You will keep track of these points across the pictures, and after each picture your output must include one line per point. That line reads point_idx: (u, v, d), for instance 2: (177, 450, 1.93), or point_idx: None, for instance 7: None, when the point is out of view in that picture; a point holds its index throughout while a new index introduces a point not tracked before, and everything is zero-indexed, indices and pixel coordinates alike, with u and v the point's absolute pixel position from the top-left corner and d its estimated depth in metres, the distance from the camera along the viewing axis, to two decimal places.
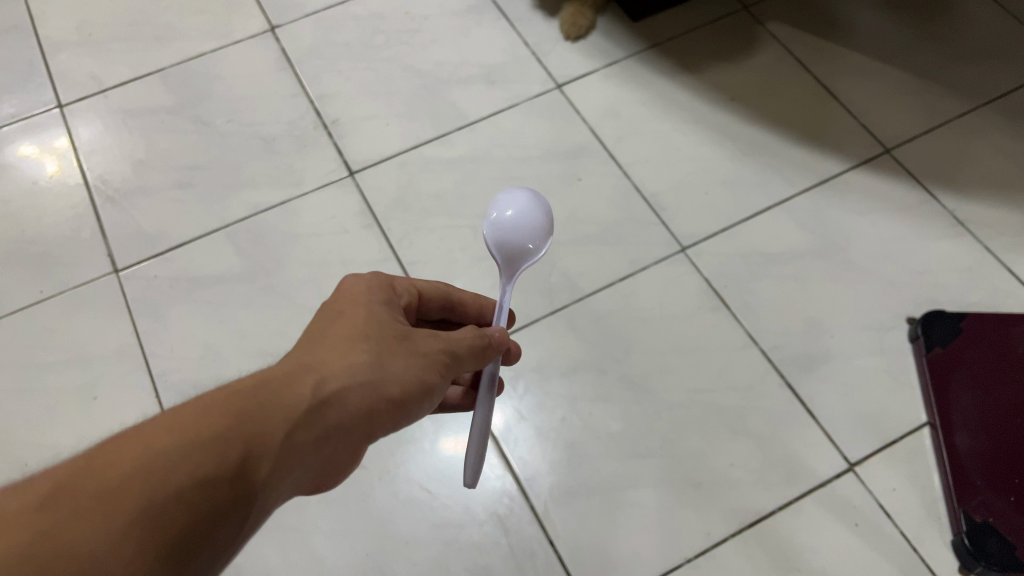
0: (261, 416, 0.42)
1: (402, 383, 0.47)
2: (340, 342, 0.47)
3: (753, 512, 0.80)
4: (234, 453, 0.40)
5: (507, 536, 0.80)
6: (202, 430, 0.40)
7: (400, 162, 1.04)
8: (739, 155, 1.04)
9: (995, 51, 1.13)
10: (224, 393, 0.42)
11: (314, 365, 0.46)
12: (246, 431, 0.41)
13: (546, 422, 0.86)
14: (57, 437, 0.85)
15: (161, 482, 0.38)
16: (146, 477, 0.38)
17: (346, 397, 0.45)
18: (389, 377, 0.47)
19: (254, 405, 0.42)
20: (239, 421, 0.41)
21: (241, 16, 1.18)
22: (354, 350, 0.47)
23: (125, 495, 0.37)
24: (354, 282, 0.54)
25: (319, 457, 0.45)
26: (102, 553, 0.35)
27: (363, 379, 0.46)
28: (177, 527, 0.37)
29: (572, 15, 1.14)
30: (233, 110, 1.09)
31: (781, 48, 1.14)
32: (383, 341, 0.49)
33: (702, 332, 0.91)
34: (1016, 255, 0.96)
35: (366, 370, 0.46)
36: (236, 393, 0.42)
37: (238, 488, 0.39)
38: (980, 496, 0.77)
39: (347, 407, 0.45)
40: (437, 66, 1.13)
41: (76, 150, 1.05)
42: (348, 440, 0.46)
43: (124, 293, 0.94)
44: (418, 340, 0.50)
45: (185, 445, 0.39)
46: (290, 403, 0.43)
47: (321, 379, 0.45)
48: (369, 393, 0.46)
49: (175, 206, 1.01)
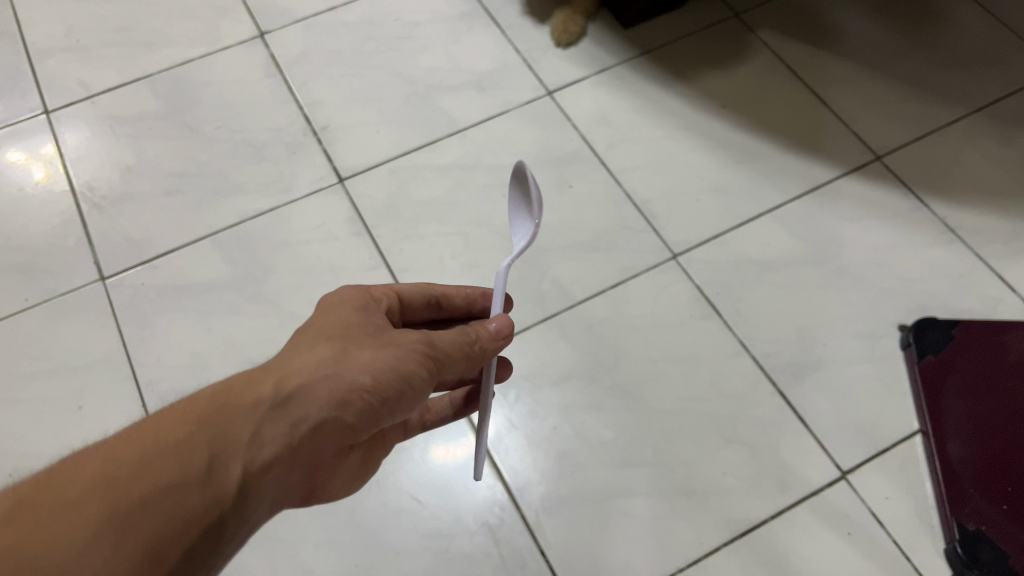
0: (225, 418, 0.47)
1: (369, 371, 0.50)
2: (307, 347, 0.51)
3: (746, 521, 0.80)
4: (199, 452, 0.45)
5: (497, 546, 0.79)
6: (171, 435, 0.46)
7: (391, 169, 1.03)
8: (730, 162, 1.04)
9: (984, 58, 1.13)
10: (195, 400, 0.48)
11: (281, 367, 0.50)
12: (212, 427, 0.46)
13: (537, 431, 0.85)
14: (43, 447, 0.84)
15: (130, 483, 0.43)
16: (117, 477, 0.44)
17: (310, 392, 0.48)
18: (352, 370, 0.50)
19: (219, 408, 0.47)
20: (204, 424, 0.46)
21: (230, 22, 1.18)
22: (319, 351, 0.51)
23: (97, 492, 0.43)
24: (331, 299, 0.59)
25: (298, 454, 0.49)
26: (73, 547, 0.41)
27: (328, 373, 0.49)
28: (145, 517, 0.43)
29: (563, 23, 1.14)
30: (222, 117, 1.08)
31: (772, 55, 1.14)
32: (351, 340, 0.52)
33: (694, 340, 0.90)
34: (1007, 263, 0.96)
35: (330, 364, 0.50)
36: (204, 400, 0.47)
37: (203, 481, 0.45)
38: (973, 504, 0.77)
39: (314, 397, 0.48)
40: (428, 73, 1.12)
41: (62, 156, 1.04)
42: (324, 434, 0.49)
43: (111, 301, 0.93)
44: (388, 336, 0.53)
45: (153, 449, 0.45)
46: (253, 398, 0.48)
47: (284, 378, 0.49)
48: (334, 387, 0.49)
49: (163, 213, 1.00)
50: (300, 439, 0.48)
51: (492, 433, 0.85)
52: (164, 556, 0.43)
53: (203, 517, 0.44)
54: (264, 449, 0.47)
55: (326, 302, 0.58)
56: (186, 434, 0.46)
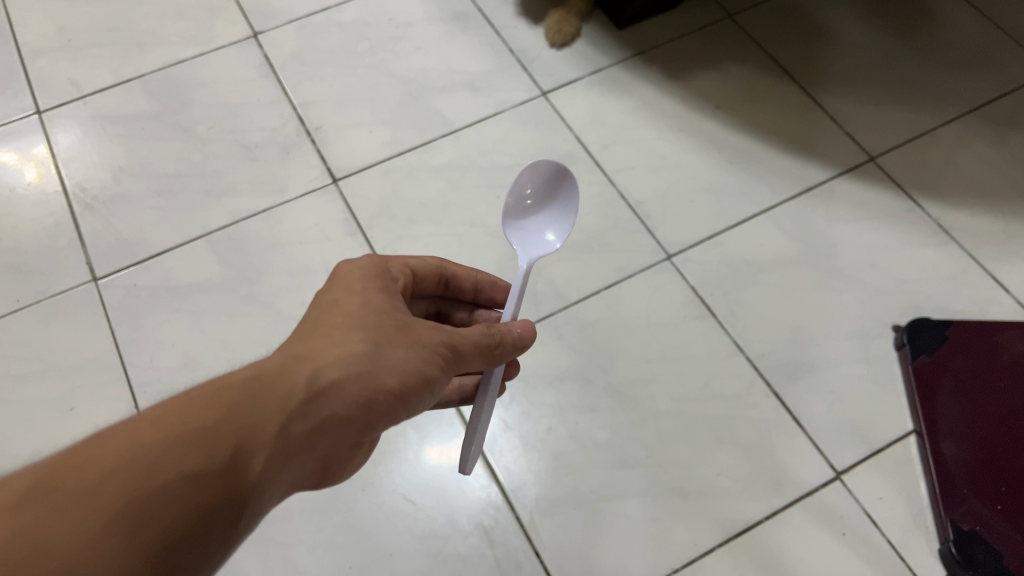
0: (253, 408, 0.42)
1: (400, 372, 0.48)
2: (337, 334, 0.48)
3: (741, 521, 0.80)
4: (226, 444, 0.41)
5: (492, 547, 0.79)
6: (196, 424, 0.41)
7: (384, 169, 1.03)
8: (724, 163, 1.04)
9: (978, 60, 1.14)
10: (216, 385, 0.43)
11: (311, 356, 0.46)
12: (239, 417, 0.42)
13: (532, 431, 0.85)
14: (34, 448, 0.84)
15: (149, 475, 0.38)
16: (138, 466, 0.38)
17: (342, 388, 0.46)
18: (386, 369, 0.47)
19: (247, 396, 0.43)
20: (231, 412, 0.42)
21: (223, 22, 1.17)
22: (351, 341, 0.48)
23: (116, 480, 0.38)
24: (349, 268, 0.55)
25: (316, 450, 0.45)
26: (84, 548, 0.35)
27: (361, 370, 0.47)
28: (171, 520, 0.38)
29: (557, 23, 1.14)
30: (215, 118, 1.07)
31: (766, 56, 1.14)
32: (383, 330, 0.49)
33: (688, 340, 0.90)
34: (1000, 263, 0.96)
35: (363, 359, 0.47)
36: (228, 386, 0.43)
37: (229, 477, 0.40)
38: (967, 505, 0.77)
39: (345, 394, 0.46)
40: (421, 73, 1.12)
41: (54, 157, 1.04)
42: (345, 431, 0.47)
43: (103, 301, 0.93)
44: (419, 333, 0.50)
45: (174, 437, 0.40)
46: (287, 389, 0.44)
47: (317, 370, 0.45)
48: (365, 385, 0.47)
49: (156, 214, 1.00)
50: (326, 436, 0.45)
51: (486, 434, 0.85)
52: (178, 558, 0.38)
53: (227, 514, 0.40)
54: (291, 446, 0.44)
55: (341, 273, 0.54)
56: (214, 420, 0.41)
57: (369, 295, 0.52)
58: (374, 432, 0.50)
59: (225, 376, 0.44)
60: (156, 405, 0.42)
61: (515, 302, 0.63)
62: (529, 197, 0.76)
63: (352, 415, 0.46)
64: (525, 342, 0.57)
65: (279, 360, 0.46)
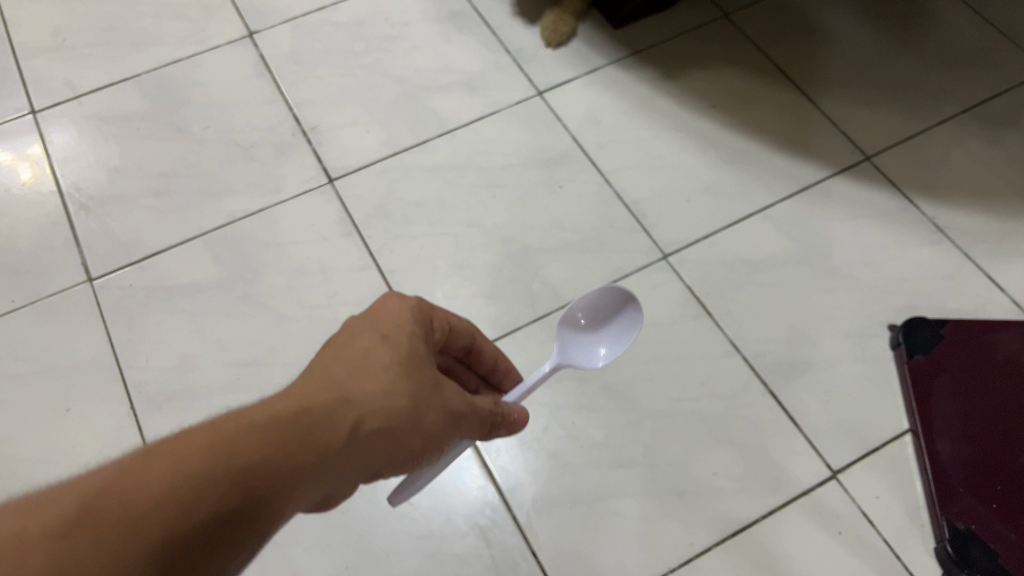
0: (303, 452, 0.41)
1: (421, 435, 0.48)
2: (385, 380, 0.46)
3: (737, 521, 0.80)
4: (270, 488, 0.40)
5: (489, 547, 0.79)
6: (248, 459, 0.39)
7: (380, 169, 1.03)
8: (720, 162, 1.04)
9: (973, 59, 1.14)
10: (269, 414, 0.41)
11: (358, 400, 0.45)
12: (290, 461, 0.40)
13: (528, 431, 0.85)
14: (29, 450, 0.83)
15: (191, 510, 0.37)
16: (184, 499, 0.37)
17: (374, 441, 0.45)
18: (413, 430, 0.47)
19: (298, 437, 0.41)
20: (282, 454, 0.40)
21: (219, 22, 1.17)
22: (396, 393, 0.46)
23: (162, 514, 0.36)
24: (404, 298, 0.52)
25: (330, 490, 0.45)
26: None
27: (393, 426, 0.46)
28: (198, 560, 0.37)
29: (553, 23, 1.14)
30: (211, 118, 1.07)
31: (762, 55, 1.14)
32: (423, 384, 0.48)
33: (685, 340, 0.90)
34: (995, 262, 0.96)
35: (400, 416, 0.46)
36: (281, 420, 0.41)
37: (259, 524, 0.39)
38: (963, 504, 0.77)
39: (374, 447, 0.45)
40: (417, 73, 1.12)
41: (49, 157, 1.04)
42: (358, 476, 0.46)
43: (99, 302, 0.93)
44: (447, 392, 0.50)
45: (225, 472, 0.38)
46: (332, 437, 0.43)
47: (361, 419, 0.44)
48: (391, 441, 0.46)
49: (151, 214, 0.99)
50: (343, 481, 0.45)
51: None
52: None
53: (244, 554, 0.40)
54: (316, 491, 0.43)
55: (393, 299, 0.51)
56: (264, 457, 0.40)
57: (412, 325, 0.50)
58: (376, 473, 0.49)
59: (277, 404, 0.42)
60: (209, 424, 0.40)
61: (522, 397, 0.64)
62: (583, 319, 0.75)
63: (367, 469, 0.46)
64: (514, 422, 0.60)
65: (323, 397, 0.44)
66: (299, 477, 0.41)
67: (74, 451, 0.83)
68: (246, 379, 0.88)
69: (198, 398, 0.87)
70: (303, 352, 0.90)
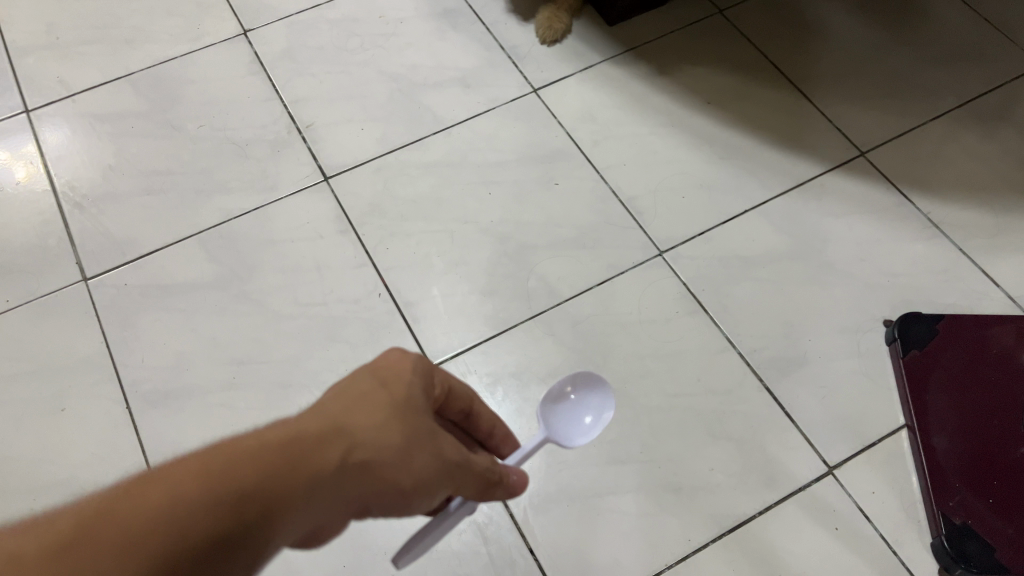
0: (286, 481, 0.40)
1: (415, 475, 0.45)
2: (375, 416, 0.45)
3: (734, 516, 0.80)
4: (251, 517, 0.38)
5: (486, 545, 0.79)
6: (229, 486, 0.38)
7: (375, 167, 1.03)
8: (715, 158, 1.04)
9: (967, 54, 1.14)
10: (254, 444, 0.40)
11: (346, 433, 0.43)
12: (271, 491, 0.39)
13: (525, 429, 0.85)
14: (24, 449, 0.83)
15: (167, 542, 0.36)
16: (163, 528, 0.36)
17: (364, 475, 0.43)
18: (405, 470, 0.45)
19: (281, 466, 0.40)
20: (264, 483, 0.39)
21: (213, 19, 1.17)
22: (386, 430, 0.45)
23: (142, 542, 0.36)
24: (402, 353, 0.50)
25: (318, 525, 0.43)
26: None
27: (384, 461, 0.44)
28: None
29: (548, 19, 1.13)
30: (205, 116, 1.07)
31: (757, 51, 1.14)
32: (416, 424, 0.46)
33: (681, 336, 0.90)
34: (990, 257, 0.96)
35: (389, 453, 0.44)
36: (266, 449, 0.40)
37: (240, 554, 0.38)
38: (959, 498, 0.78)
39: (362, 483, 0.43)
40: (412, 70, 1.12)
41: (43, 155, 1.03)
42: (347, 513, 0.44)
43: (94, 301, 0.92)
44: (444, 438, 0.48)
45: (205, 502, 0.37)
46: (318, 467, 0.41)
47: (349, 451, 0.43)
48: (383, 479, 0.44)
49: (146, 212, 0.99)
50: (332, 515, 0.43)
51: None
52: None
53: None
54: (302, 521, 0.41)
55: (391, 354, 0.50)
56: (246, 484, 0.39)
57: (410, 376, 0.49)
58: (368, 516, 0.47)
59: (262, 434, 0.41)
60: (192, 455, 0.39)
61: (521, 462, 0.62)
62: (571, 391, 0.79)
63: (356, 504, 0.44)
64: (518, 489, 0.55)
65: (312, 428, 0.43)
66: (272, 516, 0.39)
67: (69, 450, 0.83)
68: (242, 378, 0.88)
69: (194, 396, 0.87)
70: (299, 350, 0.89)
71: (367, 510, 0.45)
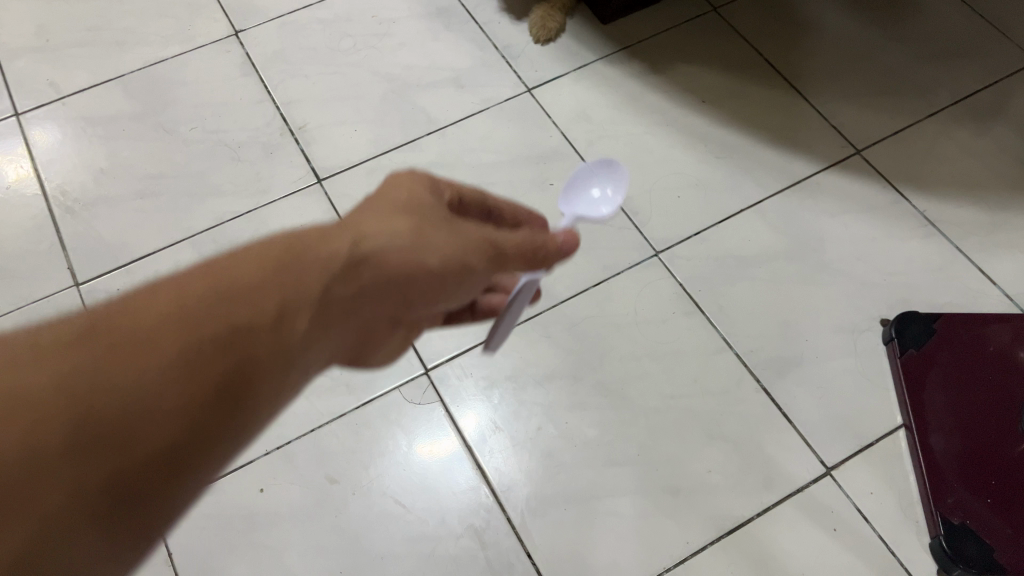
0: (289, 272, 0.44)
1: (440, 253, 0.47)
2: (380, 215, 0.48)
3: (732, 518, 0.80)
4: (266, 308, 0.42)
5: (484, 549, 0.78)
6: (240, 284, 0.43)
7: (370, 168, 1.02)
8: (710, 157, 1.03)
9: (962, 50, 1.14)
10: (255, 251, 0.45)
11: (353, 228, 0.47)
12: (280, 275, 0.43)
13: (522, 432, 0.84)
14: None
15: (191, 332, 0.40)
16: (187, 315, 0.41)
17: (382, 260, 0.46)
18: (427, 248, 0.47)
19: (280, 264, 0.44)
20: (271, 276, 0.43)
21: (204, 20, 1.16)
22: (394, 220, 0.48)
23: (166, 330, 0.40)
24: (403, 174, 0.54)
25: (351, 315, 0.47)
26: (143, 387, 0.39)
27: (403, 248, 0.47)
28: (213, 371, 0.40)
29: (541, 18, 1.13)
30: (197, 117, 1.06)
31: (752, 49, 1.14)
32: (427, 220, 0.49)
33: (678, 337, 0.90)
34: (986, 255, 0.96)
35: (405, 237, 0.47)
36: (264, 253, 0.45)
37: (268, 337, 0.42)
38: (957, 498, 0.78)
39: (383, 268, 0.46)
40: (405, 70, 1.11)
41: (33, 159, 1.03)
42: (381, 298, 0.47)
43: (86, 306, 0.92)
44: (459, 226, 0.49)
45: (215, 297, 0.42)
46: (326, 255, 0.45)
47: (356, 239, 0.46)
48: (407, 259, 0.46)
49: (138, 216, 0.98)
50: (358, 297, 0.46)
51: (475, 434, 0.84)
52: (216, 399, 0.40)
53: (261, 364, 0.42)
54: (324, 314, 0.45)
55: (396, 176, 0.53)
56: (252, 281, 0.43)
57: (418, 190, 0.52)
58: (409, 309, 0.50)
59: (263, 243, 0.46)
60: (199, 268, 0.44)
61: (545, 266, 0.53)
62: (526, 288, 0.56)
63: (388, 289, 0.47)
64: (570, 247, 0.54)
65: (317, 232, 0.46)
66: (288, 304, 0.43)
67: None
68: None
69: None
70: None
71: (403, 296, 0.48)
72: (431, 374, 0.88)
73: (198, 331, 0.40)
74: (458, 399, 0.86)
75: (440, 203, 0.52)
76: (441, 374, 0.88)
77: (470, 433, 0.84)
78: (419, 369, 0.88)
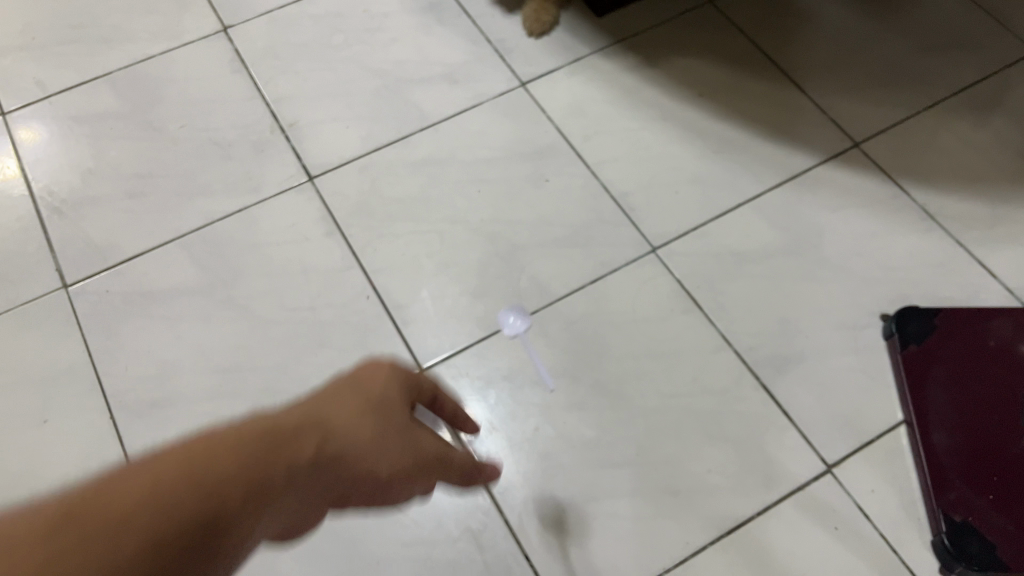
0: (268, 465, 0.35)
1: (403, 460, 0.42)
2: (354, 403, 0.42)
3: (732, 518, 0.79)
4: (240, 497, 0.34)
5: (481, 553, 0.77)
6: (216, 471, 0.34)
7: (362, 166, 1.01)
8: (707, 152, 1.02)
9: (961, 41, 1.12)
10: (234, 430, 0.36)
11: (323, 422, 0.40)
12: (263, 472, 0.35)
13: (519, 432, 0.83)
14: (7, 464, 0.82)
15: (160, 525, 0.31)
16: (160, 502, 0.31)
17: (353, 463, 0.40)
18: (393, 451, 0.42)
19: (263, 453, 0.36)
20: (249, 470, 0.34)
21: (193, 16, 1.14)
22: (365, 415, 0.42)
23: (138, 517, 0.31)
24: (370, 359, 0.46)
25: (296, 513, 0.39)
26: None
27: (371, 450, 0.41)
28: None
29: (535, 11, 1.11)
30: (186, 115, 1.05)
31: (748, 41, 1.12)
32: (392, 406, 0.43)
33: (675, 335, 0.89)
34: (987, 249, 0.95)
35: (371, 431, 0.41)
36: (245, 433, 0.36)
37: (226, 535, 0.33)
38: (959, 496, 0.77)
39: (355, 469, 0.40)
40: (397, 65, 1.09)
41: (20, 160, 1.01)
42: (323, 500, 0.41)
43: (75, 309, 0.91)
44: (421, 434, 0.45)
45: (192, 486, 0.32)
46: (302, 456, 0.37)
47: (328, 440, 0.39)
48: (373, 466, 0.41)
49: (127, 216, 0.97)
50: (312, 499, 0.39)
51: (472, 435, 0.83)
52: None
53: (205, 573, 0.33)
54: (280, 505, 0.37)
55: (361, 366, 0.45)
56: (234, 468, 0.34)
57: (384, 375, 0.45)
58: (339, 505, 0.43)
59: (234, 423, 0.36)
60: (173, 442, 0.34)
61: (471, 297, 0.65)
62: None
63: (336, 489, 0.40)
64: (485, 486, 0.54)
65: (292, 420, 0.39)
66: (261, 503, 0.35)
67: (54, 464, 0.82)
68: (228, 385, 0.86)
69: (179, 406, 0.85)
70: (286, 355, 0.88)
71: (343, 499, 0.42)
72: (426, 374, 0.86)
73: (162, 512, 0.31)
74: (454, 399, 0.85)
75: (407, 390, 0.45)
76: (437, 374, 0.87)
77: (466, 434, 0.83)
78: (415, 370, 0.87)
